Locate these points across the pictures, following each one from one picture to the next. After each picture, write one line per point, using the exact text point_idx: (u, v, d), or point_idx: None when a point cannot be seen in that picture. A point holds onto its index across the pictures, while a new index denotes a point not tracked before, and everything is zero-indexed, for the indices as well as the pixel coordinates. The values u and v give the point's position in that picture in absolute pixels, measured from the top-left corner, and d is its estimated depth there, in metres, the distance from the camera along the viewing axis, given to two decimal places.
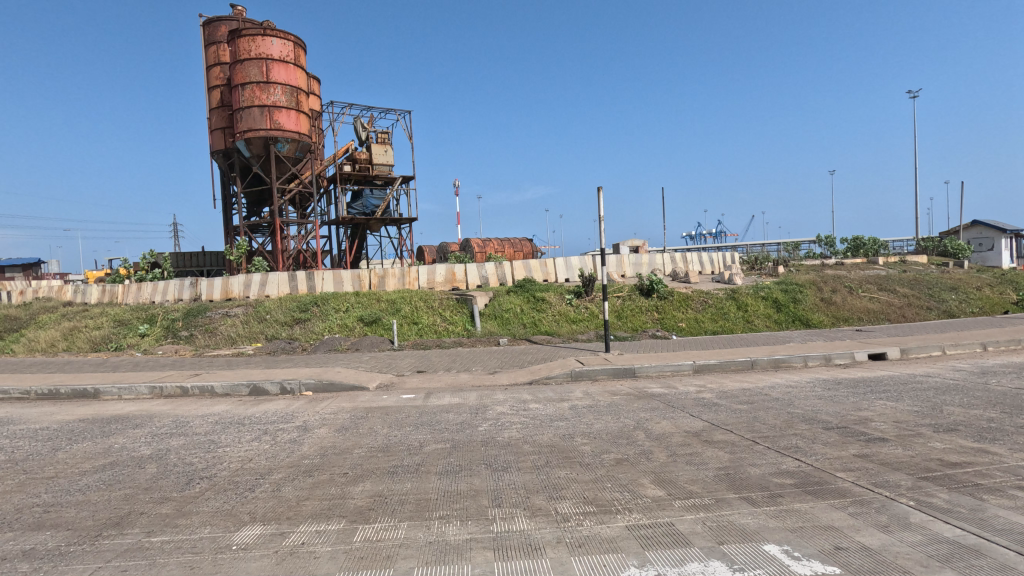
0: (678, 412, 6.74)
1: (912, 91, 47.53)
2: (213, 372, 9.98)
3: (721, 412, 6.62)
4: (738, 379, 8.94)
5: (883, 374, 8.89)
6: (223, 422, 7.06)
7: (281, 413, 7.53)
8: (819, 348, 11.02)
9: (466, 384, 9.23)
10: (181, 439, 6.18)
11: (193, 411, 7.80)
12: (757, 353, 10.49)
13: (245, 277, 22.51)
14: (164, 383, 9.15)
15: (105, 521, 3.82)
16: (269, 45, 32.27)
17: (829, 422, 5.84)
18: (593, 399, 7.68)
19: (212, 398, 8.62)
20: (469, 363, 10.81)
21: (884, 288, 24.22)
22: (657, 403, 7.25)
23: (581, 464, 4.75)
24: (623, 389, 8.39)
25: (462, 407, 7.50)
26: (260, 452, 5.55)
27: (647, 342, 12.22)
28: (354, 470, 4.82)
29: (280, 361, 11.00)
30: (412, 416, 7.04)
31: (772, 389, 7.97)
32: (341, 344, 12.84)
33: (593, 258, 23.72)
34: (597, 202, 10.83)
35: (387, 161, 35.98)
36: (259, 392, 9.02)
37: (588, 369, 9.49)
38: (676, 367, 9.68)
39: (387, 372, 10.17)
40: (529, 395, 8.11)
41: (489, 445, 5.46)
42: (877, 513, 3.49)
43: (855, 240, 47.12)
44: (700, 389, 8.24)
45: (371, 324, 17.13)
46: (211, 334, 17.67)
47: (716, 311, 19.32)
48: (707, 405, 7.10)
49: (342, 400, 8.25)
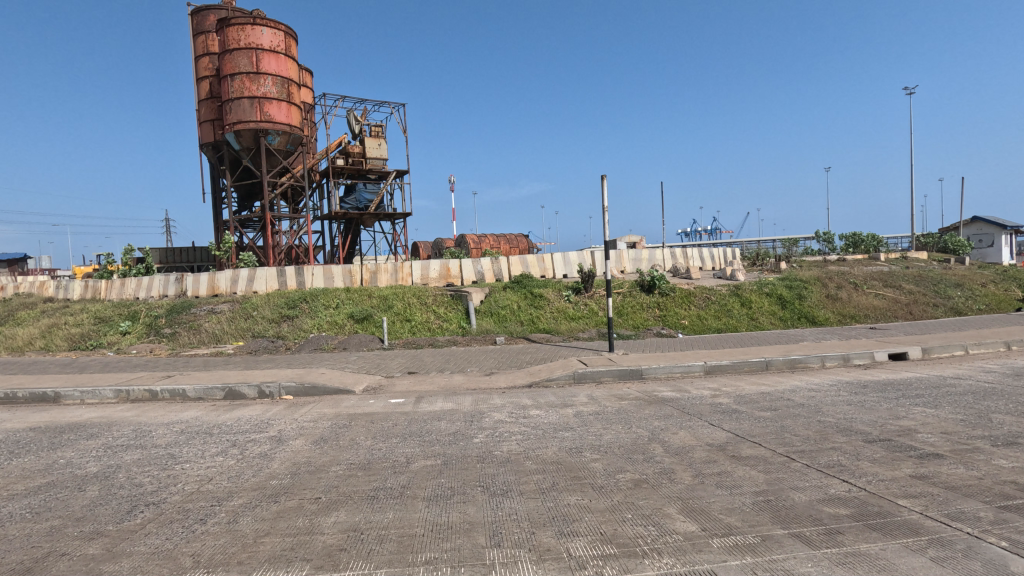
0: (697, 421, 6.06)
1: (910, 88, 45.30)
2: (188, 373, 9.24)
3: (744, 421, 5.95)
4: (755, 381, 8.30)
5: (910, 376, 8.26)
6: (189, 432, 6.32)
7: (256, 421, 6.82)
8: (835, 347, 10.40)
9: (460, 387, 8.54)
10: (136, 453, 5.45)
11: (158, 419, 7.06)
12: (772, 354, 9.82)
13: (232, 273, 21.71)
14: (131, 386, 8.41)
15: (14, 568, 3.11)
16: (260, 34, 31.38)
17: (870, 434, 5.18)
18: (600, 404, 7.02)
19: (182, 404, 7.88)
20: (463, 364, 10.10)
21: (888, 284, 23.72)
22: (671, 410, 6.58)
23: (594, 488, 4.05)
24: (631, 393, 7.72)
25: (457, 414, 6.81)
26: (223, 470, 4.84)
27: (653, 341, 11.56)
28: (328, 494, 4.12)
29: (260, 362, 10.27)
30: (400, 425, 6.33)
31: (795, 394, 7.31)
32: (328, 343, 12.10)
33: (592, 253, 23.01)
34: (602, 191, 10.10)
35: (381, 154, 35.15)
36: (235, 396, 8.29)
37: (592, 371, 8.81)
38: (686, 368, 9.02)
39: (375, 373, 9.46)
40: (529, 399, 7.43)
41: (486, 462, 4.77)
42: (968, 559, 2.83)
43: (853, 237, 46.68)
44: (715, 393, 7.59)
45: (362, 322, 16.40)
46: (195, 332, 16.87)
47: (719, 309, 18.71)
48: (727, 412, 6.43)
49: (324, 406, 7.53)
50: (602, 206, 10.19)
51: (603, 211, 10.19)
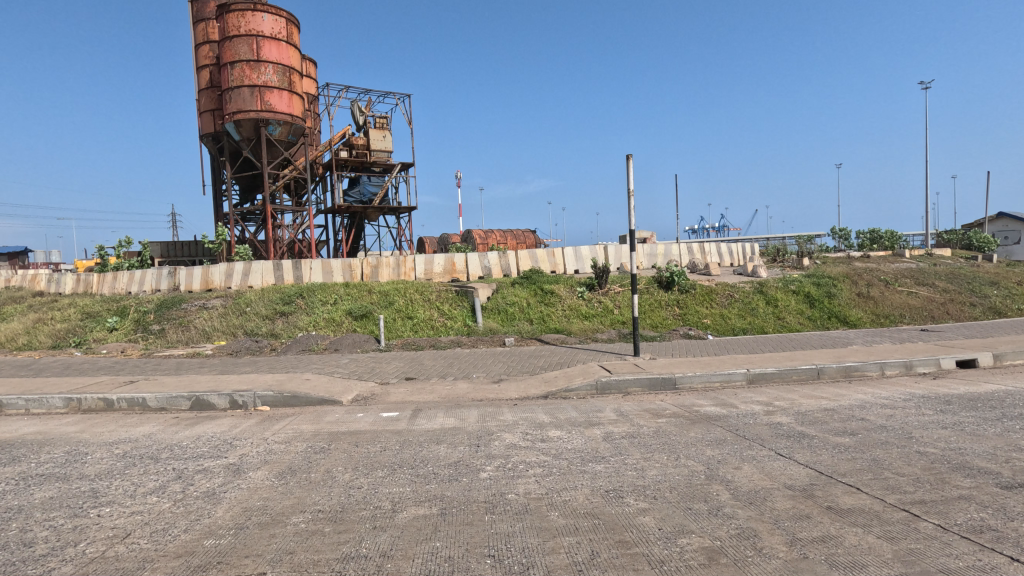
0: (760, 449, 4.83)
1: (923, 83, 40.80)
2: (155, 379, 8.09)
3: (821, 451, 4.70)
4: (810, 393, 7.05)
5: (994, 388, 7.02)
6: (131, 456, 5.13)
7: (217, 441, 5.65)
8: (892, 352, 9.10)
9: (465, 397, 7.36)
10: (51, 489, 4.29)
11: (100, 437, 5.90)
12: (822, 359, 8.57)
13: (226, 267, 20.56)
14: (85, 393, 7.30)
15: None
16: (260, 21, 30.24)
17: (1003, 476, 3.93)
18: (634, 425, 5.79)
19: (137, 416, 6.74)
20: (468, 369, 8.88)
21: (921, 282, 22.33)
22: (723, 434, 5.34)
23: (651, 567, 2.84)
24: (667, 408, 6.50)
25: (460, 434, 5.61)
26: (150, 519, 3.66)
27: (680, 344, 10.35)
28: (276, 568, 2.93)
29: (239, 365, 9.08)
30: (390, 449, 5.13)
31: (869, 412, 6.05)
32: (318, 344, 10.91)
33: (605, 248, 21.79)
34: (627, 173, 8.83)
35: (384, 146, 33.93)
36: (203, 406, 7.14)
37: (617, 380, 7.59)
38: (726, 377, 7.80)
39: (368, 380, 8.31)
40: (546, 416, 6.21)
41: (499, 514, 3.57)
42: None
43: (871, 233, 44.99)
44: (768, 408, 6.38)
45: (360, 319, 15.24)
46: (184, 328, 15.77)
47: (743, 307, 17.44)
48: (794, 437, 5.17)
49: (301, 422, 6.34)
50: (627, 190, 8.93)
51: (628, 196, 8.94)
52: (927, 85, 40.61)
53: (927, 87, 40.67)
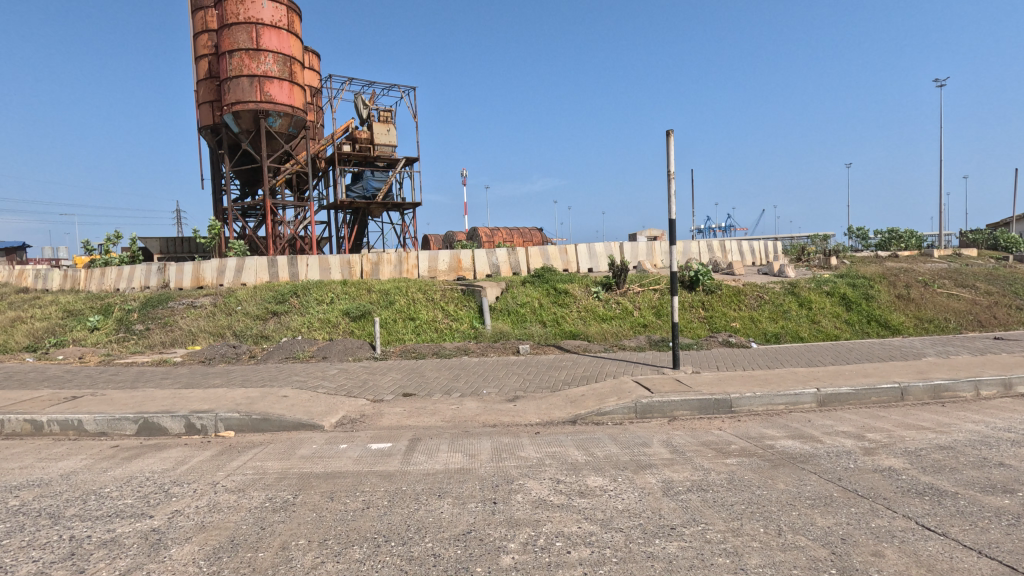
0: (894, 519, 3.41)
1: (939, 79, 38.05)
2: (103, 394, 6.73)
3: (986, 524, 3.29)
4: (904, 422, 5.63)
5: None
6: (24, 514, 3.77)
7: (150, 487, 4.27)
8: (983, 367, 7.64)
9: (474, 422, 6.00)
10: None
11: (5, 476, 4.56)
12: (903, 375, 7.15)
13: (217, 262, 19.26)
14: (11, 414, 5.98)
15: None
16: (260, 8, 28.86)
17: None
18: (699, 470, 4.39)
19: (67, 445, 5.40)
20: (477, 384, 7.47)
21: (961, 283, 20.80)
22: (826, 487, 3.95)
23: None
24: (733, 442, 5.13)
25: (470, 481, 4.22)
26: None
27: (721, 353, 8.94)
28: None
29: (208, 377, 7.72)
30: (376, 508, 3.73)
31: (1004, 453, 4.60)
32: (303, 351, 9.51)
33: (621, 245, 20.44)
34: (669, 151, 7.45)
35: (387, 139, 32.58)
36: (152, 430, 5.81)
37: (661, 403, 6.18)
38: (792, 400, 6.40)
39: (358, 397, 6.95)
40: (580, 453, 4.85)
41: None
42: None
43: (889, 233, 43.43)
44: (866, 445, 4.98)
45: (358, 319, 13.90)
46: (167, 328, 14.47)
47: (774, 310, 16.01)
48: (928, 495, 3.77)
49: (268, 456, 4.99)
50: (667, 171, 7.54)
51: (666, 178, 7.54)
52: (943, 82, 37.99)
53: (942, 84, 38.09)
